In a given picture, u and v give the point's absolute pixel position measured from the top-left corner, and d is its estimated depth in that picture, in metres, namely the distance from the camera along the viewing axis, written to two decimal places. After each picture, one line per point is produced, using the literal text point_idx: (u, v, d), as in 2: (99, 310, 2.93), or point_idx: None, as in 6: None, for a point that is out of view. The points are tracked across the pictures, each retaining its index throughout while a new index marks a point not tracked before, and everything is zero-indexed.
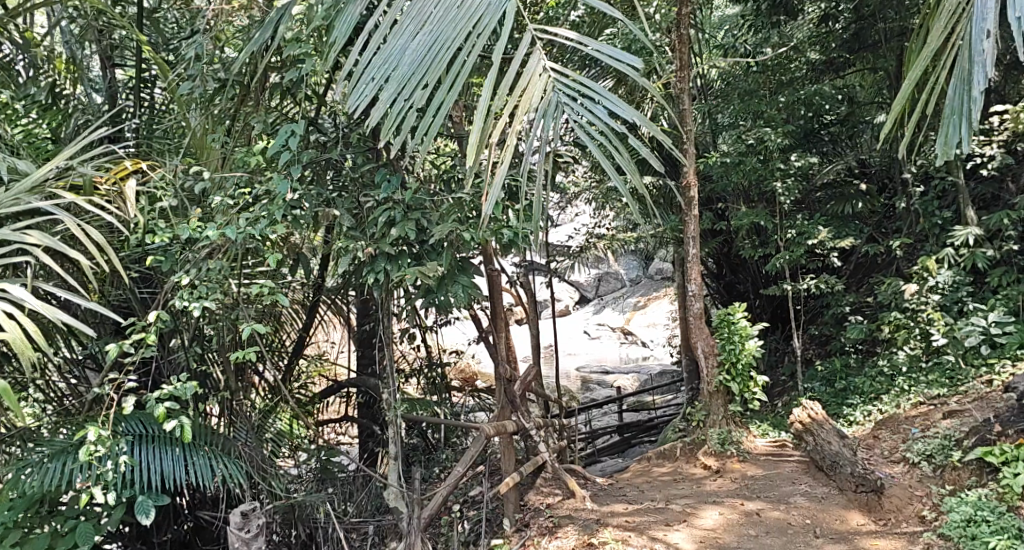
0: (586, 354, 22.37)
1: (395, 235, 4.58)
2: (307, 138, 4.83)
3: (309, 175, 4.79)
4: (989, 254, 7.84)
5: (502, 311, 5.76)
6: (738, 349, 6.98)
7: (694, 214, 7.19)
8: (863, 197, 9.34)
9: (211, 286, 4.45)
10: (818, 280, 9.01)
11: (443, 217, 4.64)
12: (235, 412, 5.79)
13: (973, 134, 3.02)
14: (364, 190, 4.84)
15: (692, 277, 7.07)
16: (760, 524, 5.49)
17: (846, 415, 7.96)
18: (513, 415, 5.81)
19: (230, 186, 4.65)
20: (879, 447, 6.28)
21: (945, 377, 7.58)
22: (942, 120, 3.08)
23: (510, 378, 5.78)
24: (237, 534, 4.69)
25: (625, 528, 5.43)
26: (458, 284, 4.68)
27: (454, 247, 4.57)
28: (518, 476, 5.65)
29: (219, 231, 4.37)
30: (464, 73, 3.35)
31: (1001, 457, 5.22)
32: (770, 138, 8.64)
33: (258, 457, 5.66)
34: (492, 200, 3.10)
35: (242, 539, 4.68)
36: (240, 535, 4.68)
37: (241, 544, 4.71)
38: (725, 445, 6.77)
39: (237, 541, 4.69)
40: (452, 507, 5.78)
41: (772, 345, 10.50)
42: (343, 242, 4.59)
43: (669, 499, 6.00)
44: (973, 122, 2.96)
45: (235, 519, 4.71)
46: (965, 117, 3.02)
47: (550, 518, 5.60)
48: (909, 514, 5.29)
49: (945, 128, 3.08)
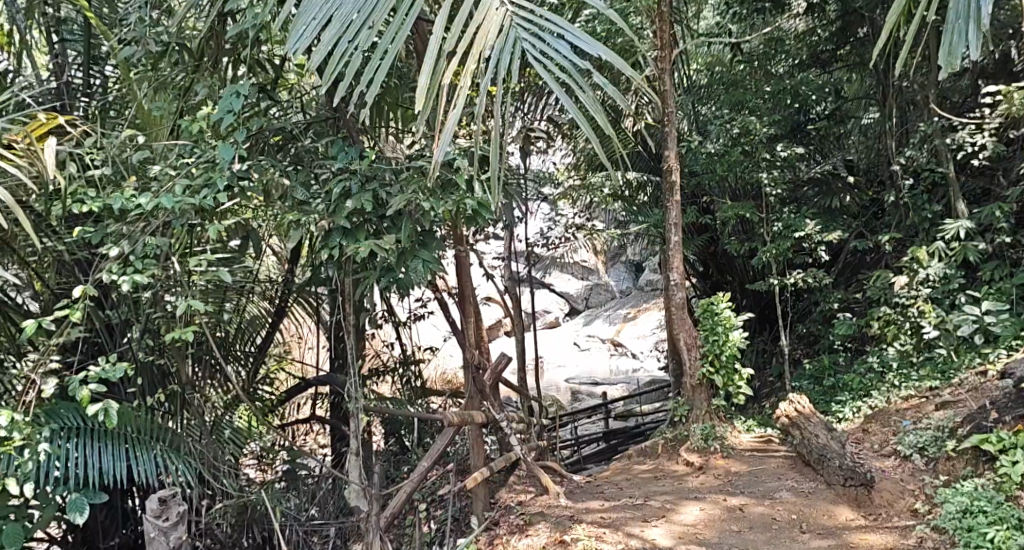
0: (575, 366, 21.97)
1: (351, 207, 4.26)
2: (256, 106, 4.52)
3: (258, 146, 4.48)
4: (980, 246, 7.54)
5: (471, 298, 5.45)
6: (722, 339, 6.68)
7: (676, 200, 6.90)
8: (851, 191, 9.09)
9: (148, 262, 4.18)
10: (805, 274, 8.75)
11: (402, 188, 4.32)
12: (190, 406, 5.43)
13: (981, 37, 2.82)
14: (320, 162, 4.54)
15: (672, 265, 6.84)
16: (743, 519, 5.18)
17: (835, 412, 7.63)
18: (482, 405, 5.45)
19: (172, 156, 4.34)
20: (869, 441, 5.98)
21: (937, 372, 7.29)
22: (947, 22, 2.86)
23: (480, 365, 5.45)
24: (153, 522, 4.11)
25: (601, 524, 5.10)
26: (418, 259, 4.36)
27: (413, 216, 4.22)
28: (488, 472, 5.34)
29: (156, 199, 4.04)
30: (414, 11, 3.05)
31: (998, 445, 4.94)
32: (755, 127, 8.38)
33: (209, 454, 5.31)
34: (444, 147, 2.91)
35: (160, 530, 4.11)
36: (156, 524, 4.10)
37: (159, 534, 4.11)
38: (708, 441, 6.47)
39: (153, 531, 4.11)
40: (418, 505, 5.46)
41: (759, 347, 10.20)
42: (294, 215, 4.25)
43: (648, 496, 5.69)
44: (983, 22, 2.75)
45: (153, 506, 4.15)
46: (972, 21, 2.82)
47: (521, 516, 5.26)
48: (900, 509, 4.99)
49: (950, 31, 2.86)
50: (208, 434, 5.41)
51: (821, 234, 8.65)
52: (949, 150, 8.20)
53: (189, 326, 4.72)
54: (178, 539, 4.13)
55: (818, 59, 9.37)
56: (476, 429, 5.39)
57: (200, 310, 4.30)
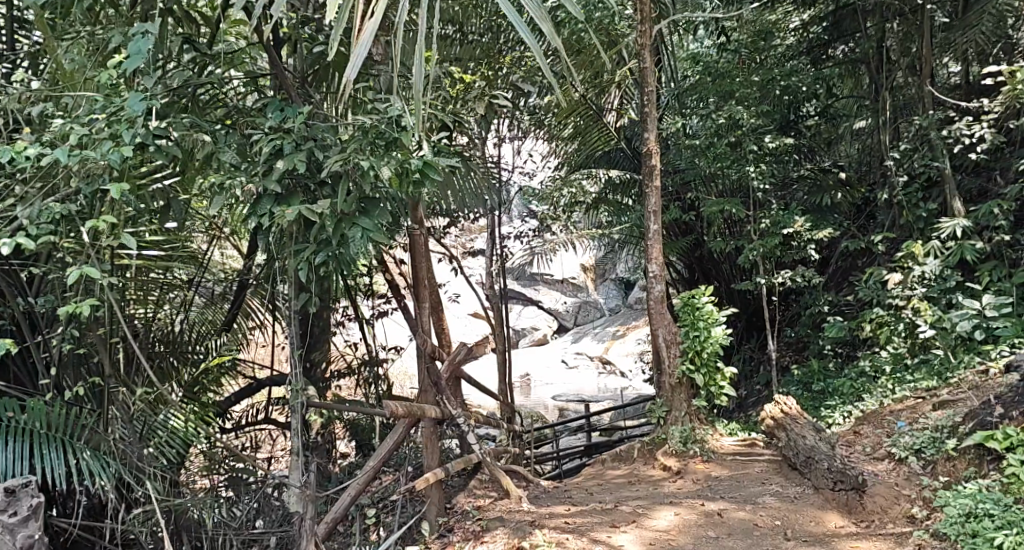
0: (562, 384, 21.35)
1: (282, 168, 3.69)
2: (183, 58, 4.03)
3: (183, 100, 3.95)
4: (979, 245, 6.98)
5: (426, 279, 4.89)
6: (703, 335, 6.20)
7: (656, 186, 6.44)
8: (843, 188, 8.59)
9: (48, 225, 3.70)
10: (793, 274, 8.32)
11: (342, 144, 3.82)
12: (114, 404, 4.87)
13: None
14: (252, 122, 4.03)
15: (652, 255, 6.37)
16: (722, 525, 4.70)
17: (824, 417, 7.16)
18: (437, 398, 4.89)
19: (81, 108, 3.83)
20: (861, 444, 5.53)
21: (933, 375, 6.83)
22: None
23: (435, 354, 4.84)
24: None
25: (563, 530, 4.61)
26: (358, 227, 3.74)
27: (348, 172, 3.68)
28: (442, 473, 4.82)
29: (49, 152, 3.54)
30: None
31: (1004, 443, 4.49)
32: (741, 117, 7.96)
33: (133, 454, 4.79)
34: (358, 61, 2.55)
35: (5, 526, 3.85)
36: (2, 519, 3.85)
37: (4, 532, 3.84)
38: (687, 444, 6.03)
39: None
40: (367, 511, 4.90)
41: (747, 355, 9.71)
42: (216, 176, 3.73)
43: (619, 501, 5.21)
44: None
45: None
46: None
47: (478, 521, 4.77)
48: (896, 514, 4.55)
49: None
50: (137, 436, 4.89)
51: (811, 231, 8.22)
52: (945, 144, 7.78)
53: (91, 302, 4.21)
54: (25, 538, 3.88)
55: (810, 53, 8.99)
56: (431, 423, 4.85)
57: (95, 276, 3.69)
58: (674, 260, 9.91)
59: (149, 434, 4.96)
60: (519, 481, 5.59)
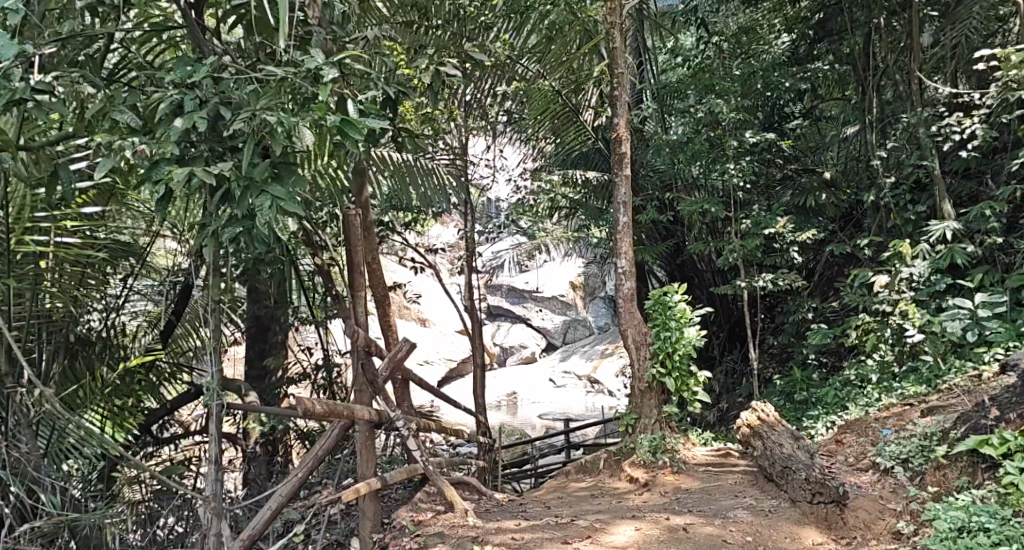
0: (548, 403, 20.72)
1: (178, 128, 3.18)
2: (80, 11, 3.59)
3: (73, 54, 3.50)
4: (970, 249, 6.56)
5: (363, 267, 4.43)
6: (675, 336, 5.72)
7: (626, 174, 6.02)
8: (828, 189, 8.17)
9: None
10: (774, 277, 7.90)
11: (249, 100, 3.31)
12: (12, 410, 4.34)
13: None
14: (154, 83, 3.58)
15: (621, 248, 5.95)
16: (686, 541, 4.23)
17: (806, 429, 6.70)
18: (373, 399, 4.39)
19: None
20: (843, 454, 5.14)
21: (922, 384, 6.38)
22: None
23: (370, 349, 4.33)
24: None
25: (509, 547, 4.14)
26: (266, 194, 3.20)
27: (252, 131, 3.16)
28: (377, 484, 4.31)
29: None
30: None
31: (1000, 448, 4.09)
32: (721, 111, 7.59)
33: (31, 464, 4.28)
34: None
35: None
36: None
37: None
38: (657, 454, 5.57)
39: None
40: (297, 526, 4.38)
41: (728, 367, 9.20)
42: (106, 136, 3.25)
43: (577, 515, 4.74)
44: None
45: None
46: None
47: (417, 538, 4.28)
48: (878, 531, 4.14)
49: None
50: (41, 447, 4.36)
51: (793, 232, 7.81)
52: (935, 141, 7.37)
53: None
54: None
55: (796, 52, 8.64)
56: (365, 428, 4.34)
57: None
58: (654, 266, 9.46)
59: (57, 447, 4.41)
60: (475, 501, 5.03)
